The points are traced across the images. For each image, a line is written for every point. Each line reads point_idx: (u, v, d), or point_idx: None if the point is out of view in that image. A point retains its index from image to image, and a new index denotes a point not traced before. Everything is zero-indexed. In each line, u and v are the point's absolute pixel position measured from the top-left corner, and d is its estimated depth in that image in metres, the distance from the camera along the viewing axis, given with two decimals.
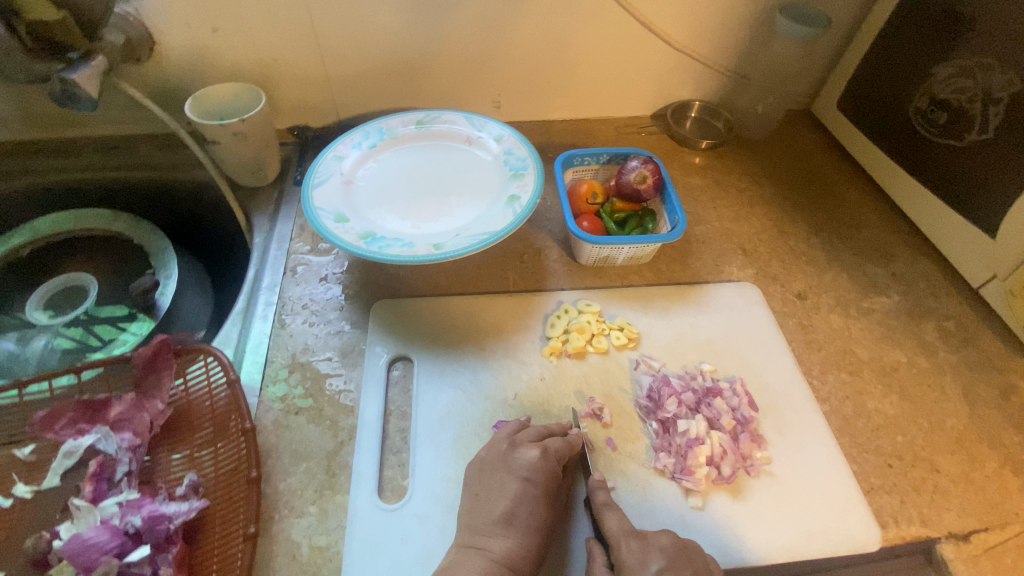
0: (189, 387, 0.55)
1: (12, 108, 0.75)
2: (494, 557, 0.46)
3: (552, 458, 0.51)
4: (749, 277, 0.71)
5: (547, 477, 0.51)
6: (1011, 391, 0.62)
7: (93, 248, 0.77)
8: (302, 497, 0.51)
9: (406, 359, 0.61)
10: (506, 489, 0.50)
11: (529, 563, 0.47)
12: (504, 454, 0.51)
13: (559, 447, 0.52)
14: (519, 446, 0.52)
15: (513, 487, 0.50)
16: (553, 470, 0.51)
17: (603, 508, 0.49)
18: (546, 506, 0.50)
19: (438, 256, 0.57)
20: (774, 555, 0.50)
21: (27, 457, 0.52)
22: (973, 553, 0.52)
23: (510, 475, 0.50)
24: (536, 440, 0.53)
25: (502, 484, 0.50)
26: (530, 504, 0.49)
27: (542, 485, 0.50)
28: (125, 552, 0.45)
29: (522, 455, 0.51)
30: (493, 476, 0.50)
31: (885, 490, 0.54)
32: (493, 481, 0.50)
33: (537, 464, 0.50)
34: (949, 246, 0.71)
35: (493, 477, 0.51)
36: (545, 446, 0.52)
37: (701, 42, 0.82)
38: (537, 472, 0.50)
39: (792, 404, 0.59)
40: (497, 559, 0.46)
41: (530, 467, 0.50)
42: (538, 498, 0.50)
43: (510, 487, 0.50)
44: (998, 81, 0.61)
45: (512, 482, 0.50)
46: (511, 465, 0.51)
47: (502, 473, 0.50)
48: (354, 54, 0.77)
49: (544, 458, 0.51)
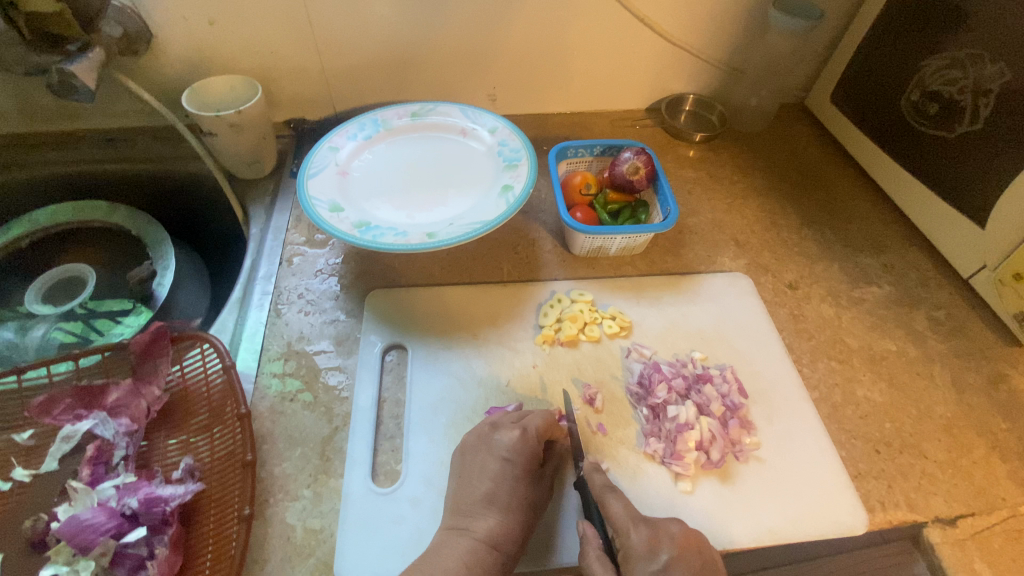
0: (186, 373, 0.56)
1: (12, 101, 0.76)
2: (478, 536, 0.47)
3: (532, 438, 0.52)
4: (742, 267, 0.72)
5: (528, 456, 0.51)
6: (999, 379, 0.63)
7: (91, 239, 0.78)
8: (296, 481, 0.52)
9: (401, 347, 0.62)
10: (486, 470, 0.50)
11: (513, 541, 0.48)
12: (485, 435, 0.52)
13: (538, 425, 0.52)
14: (500, 428, 0.53)
15: (493, 468, 0.50)
16: (533, 451, 0.52)
17: (605, 492, 0.49)
18: (527, 485, 0.51)
19: (432, 245, 0.58)
20: (761, 538, 0.50)
21: (26, 442, 0.52)
22: (959, 537, 0.52)
23: (491, 455, 0.51)
24: (516, 421, 0.53)
25: (482, 465, 0.51)
26: (509, 483, 0.50)
27: (523, 465, 0.51)
28: (122, 533, 0.46)
29: (502, 436, 0.52)
30: (475, 457, 0.51)
31: (873, 476, 0.55)
32: (475, 462, 0.51)
33: (516, 445, 0.51)
34: (940, 236, 0.72)
35: (474, 458, 0.51)
36: (524, 425, 0.52)
37: (695, 36, 0.83)
38: (517, 452, 0.51)
39: (782, 391, 0.60)
40: (480, 538, 0.47)
41: (509, 447, 0.51)
42: (519, 477, 0.51)
43: (491, 467, 0.50)
44: (987, 72, 0.62)
45: (493, 463, 0.50)
46: (492, 446, 0.51)
47: (483, 454, 0.51)
48: (350, 48, 0.78)
49: (524, 438, 0.51)
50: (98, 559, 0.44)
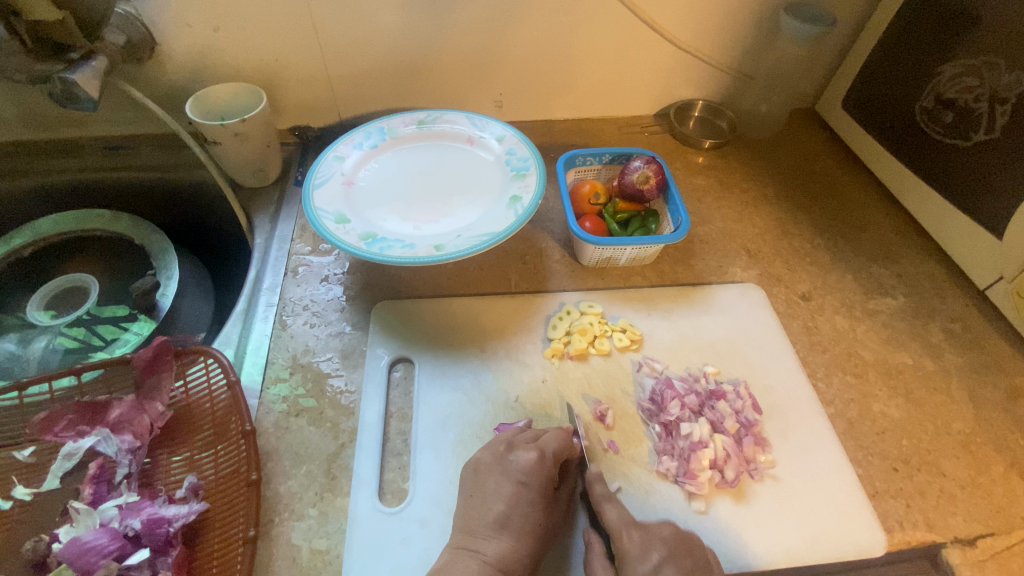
0: (189, 388, 0.55)
1: (12, 110, 0.75)
2: (488, 559, 0.46)
3: (549, 460, 0.51)
4: (753, 278, 0.71)
5: (543, 479, 0.50)
6: (1017, 393, 0.62)
7: (92, 249, 0.77)
8: (302, 500, 0.51)
9: (407, 361, 0.61)
10: (501, 491, 0.49)
11: (523, 565, 0.47)
12: (500, 455, 0.51)
13: (555, 448, 0.51)
14: (515, 448, 0.51)
15: (508, 491, 0.49)
16: (550, 473, 0.50)
17: (602, 501, 0.50)
18: (542, 509, 0.49)
19: (439, 257, 0.57)
20: (776, 559, 0.49)
21: (27, 459, 0.52)
22: (979, 558, 0.51)
23: (506, 477, 0.50)
24: (532, 441, 0.52)
25: (497, 486, 0.49)
26: (525, 507, 0.49)
27: (538, 488, 0.50)
28: (125, 555, 0.45)
29: (518, 457, 0.50)
30: (488, 477, 0.50)
31: (890, 495, 0.54)
32: (488, 481, 0.50)
33: (532, 467, 0.50)
34: (956, 246, 0.70)
35: (487, 478, 0.50)
36: (542, 447, 0.51)
37: (705, 41, 0.82)
38: (533, 475, 0.50)
39: (797, 407, 0.58)
40: (491, 561, 0.46)
41: (525, 469, 0.50)
42: (535, 501, 0.49)
43: (506, 489, 0.49)
44: (1005, 80, 0.60)
45: (508, 485, 0.49)
46: (507, 467, 0.50)
47: (498, 475, 0.50)
48: (355, 54, 0.77)
49: (541, 461, 0.50)
50: None
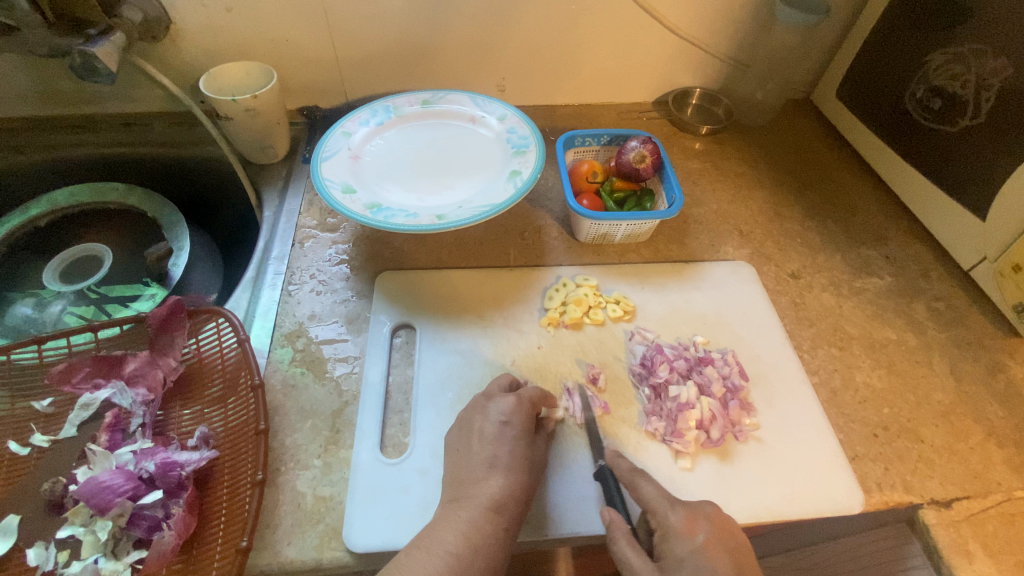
0: (201, 346, 0.58)
1: (32, 83, 0.77)
2: (481, 502, 0.48)
3: (526, 403, 0.54)
4: (745, 256, 0.73)
5: (524, 418, 0.53)
6: (998, 368, 0.64)
7: (106, 220, 0.80)
8: (307, 451, 0.54)
9: (409, 327, 0.64)
10: (485, 433, 0.52)
11: (516, 502, 0.49)
12: (480, 404, 0.54)
13: (532, 394, 0.55)
14: (493, 396, 0.55)
15: (493, 431, 0.52)
16: (529, 414, 0.54)
17: (637, 477, 0.50)
18: (526, 445, 0.52)
19: (441, 226, 0.59)
20: (758, 515, 0.51)
21: (45, 409, 0.54)
22: (954, 518, 0.53)
23: (488, 419, 0.53)
24: (507, 390, 0.56)
25: (480, 429, 0.52)
26: (509, 444, 0.51)
27: (520, 426, 0.52)
28: (138, 495, 0.47)
29: (496, 401, 0.54)
30: (472, 421, 0.53)
31: (870, 458, 0.56)
32: (473, 426, 0.53)
33: (513, 408, 0.53)
34: (943, 229, 0.72)
35: (473, 424, 0.53)
36: (519, 393, 0.55)
37: (703, 29, 0.84)
38: (514, 414, 0.53)
39: (783, 376, 0.61)
40: (484, 502, 0.48)
41: (506, 410, 0.53)
42: (518, 439, 0.52)
43: (489, 429, 0.52)
44: (990, 67, 0.62)
45: (491, 425, 0.52)
46: (487, 410, 0.53)
47: (479, 418, 0.53)
48: (363, 36, 0.79)
49: (518, 403, 0.53)
50: (116, 519, 0.46)
